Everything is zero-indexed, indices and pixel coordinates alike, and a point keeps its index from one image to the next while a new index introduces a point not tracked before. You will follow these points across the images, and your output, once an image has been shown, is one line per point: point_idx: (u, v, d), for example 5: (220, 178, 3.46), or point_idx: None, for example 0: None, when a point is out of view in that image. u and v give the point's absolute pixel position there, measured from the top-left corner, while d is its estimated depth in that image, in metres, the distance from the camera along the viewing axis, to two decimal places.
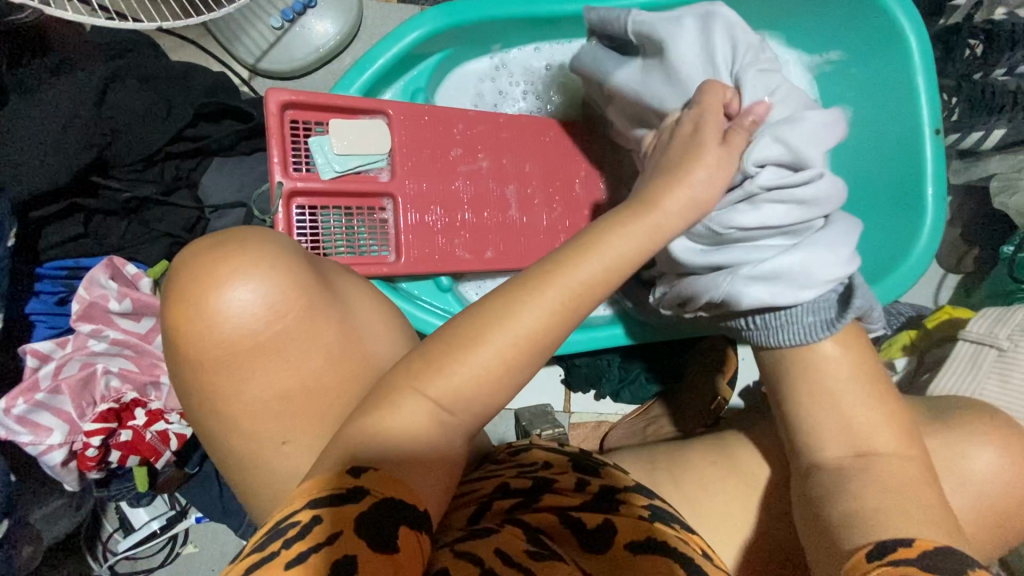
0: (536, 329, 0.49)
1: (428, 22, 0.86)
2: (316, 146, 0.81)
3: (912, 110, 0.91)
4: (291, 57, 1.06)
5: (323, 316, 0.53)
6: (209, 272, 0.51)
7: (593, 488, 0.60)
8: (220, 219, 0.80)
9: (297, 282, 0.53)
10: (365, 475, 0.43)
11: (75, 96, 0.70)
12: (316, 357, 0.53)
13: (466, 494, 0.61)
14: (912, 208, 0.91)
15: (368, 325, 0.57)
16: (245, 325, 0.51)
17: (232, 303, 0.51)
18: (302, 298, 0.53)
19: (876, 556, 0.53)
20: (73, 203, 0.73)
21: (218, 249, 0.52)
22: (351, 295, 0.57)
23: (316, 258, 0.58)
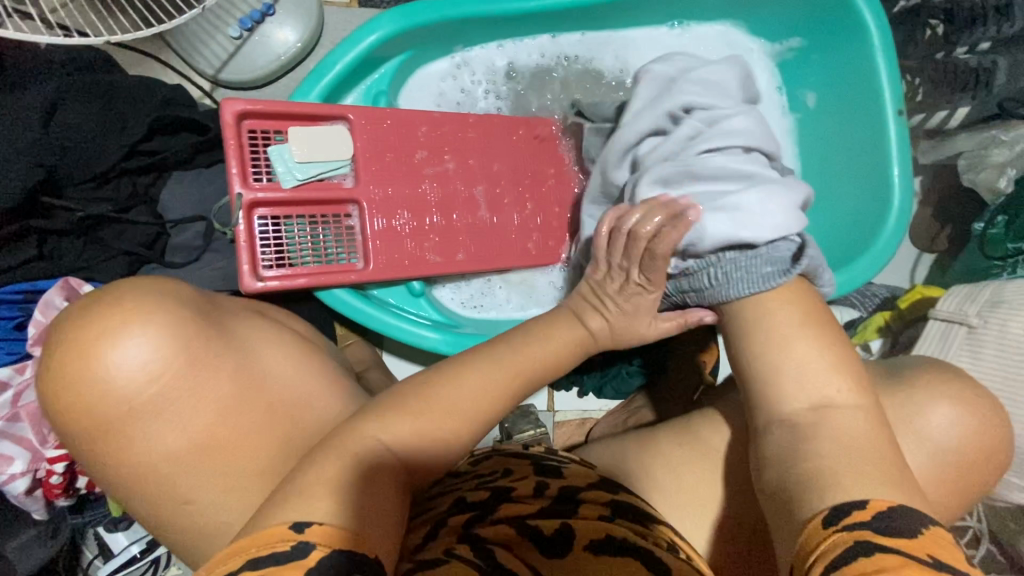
0: (484, 392, 0.57)
1: (384, 25, 0.85)
2: (276, 155, 0.79)
3: (873, 93, 0.91)
4: (252, 67, 1.04)
5: (218, 362, 0.54)
6: (93, 335, 0.50)
7: (552, 492, 0.60)
8: (180, 234, 0.78)
9: (188, 339, 0.53)
10: (308, 530, 0.42)
11: (20, 117, 0.69)
12: (211, 412, 0.53)
13: (423, 512, 0.61)
14: (874, 197, 0.91)
15: (272, 374, 0.57)
16: (129, 386, 0.50)
17: (120, 362, 0.50)
18: (192, 354, 0.53)
19: (830, 522, 0.48)
20: (24, 226, 0.70)
21: (98, 308, 0.52)
22: (253, 344, 0.58)
23: (218, 308, 0.59)
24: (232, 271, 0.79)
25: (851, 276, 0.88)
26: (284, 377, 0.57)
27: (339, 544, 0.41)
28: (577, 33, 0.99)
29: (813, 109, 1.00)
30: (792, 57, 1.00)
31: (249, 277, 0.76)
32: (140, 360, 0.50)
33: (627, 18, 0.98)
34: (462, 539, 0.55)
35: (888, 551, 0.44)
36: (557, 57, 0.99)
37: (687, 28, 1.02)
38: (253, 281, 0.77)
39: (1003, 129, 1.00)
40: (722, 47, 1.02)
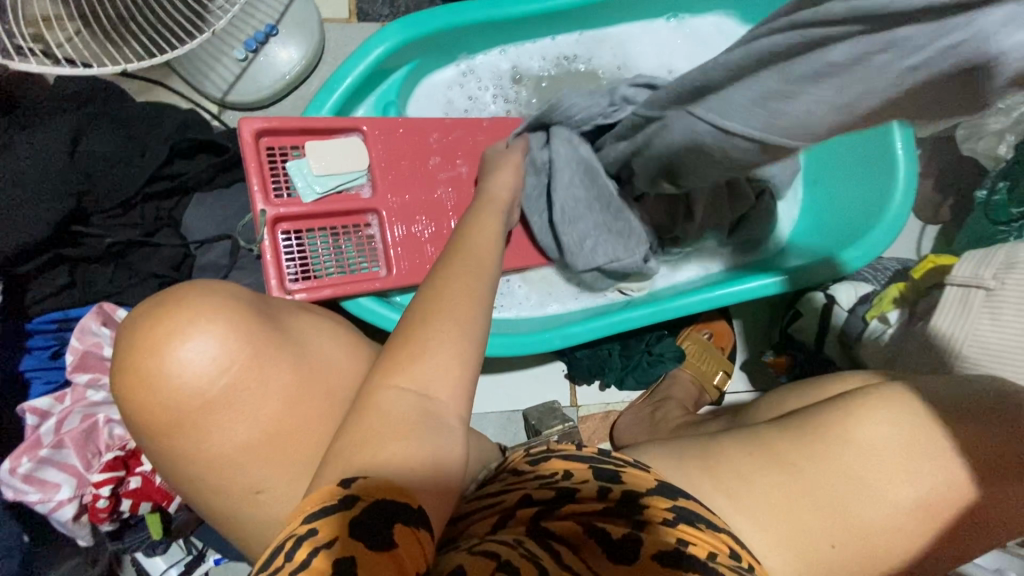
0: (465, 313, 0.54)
1: (391, 37, 0.87)
2: (295, 169, 0.81)
3: None
4: (258, 87, 1.06)
5: (277, 359, 0.54)
6: (157, 338, 0.51)
7: (614, 494, 0.62)
8: (206, 254, 0.80)
9: (245, 337, 0.53)
10: (353, 484, 0.43)
11: (48, 149, 0.70)
12: (275, 403, 0.54)
13: (487, 505, 0.61)
14: (881, 175, 0.94)
15: (329, 361, 0.58)
16: (198, 384, 0.51)
17: (187, 361, 0.51)
18: (251, 351, 0.53)
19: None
20: (56, 255, 0.72)
21: (162, 310, 0.52)
22: (306, 336, 0.59)
23: (271, 306, 0.59)
24: (259, 287, 0.80)
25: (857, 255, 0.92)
26: (340, 365, 0.59)
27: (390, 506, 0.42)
28: (576, 33, 1.01)
29: None
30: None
31: (278, 291, 0.77)
32: (207, 360, 0.51)
33: (624, 15, 1.00)
34: (534, 537, 0.56)
35: None
36: (559, 57, 1.01)
37: (682, 21, 1.04)
38: (281, 295, 0.78)
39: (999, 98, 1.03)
40: (717, 37, 1.04)
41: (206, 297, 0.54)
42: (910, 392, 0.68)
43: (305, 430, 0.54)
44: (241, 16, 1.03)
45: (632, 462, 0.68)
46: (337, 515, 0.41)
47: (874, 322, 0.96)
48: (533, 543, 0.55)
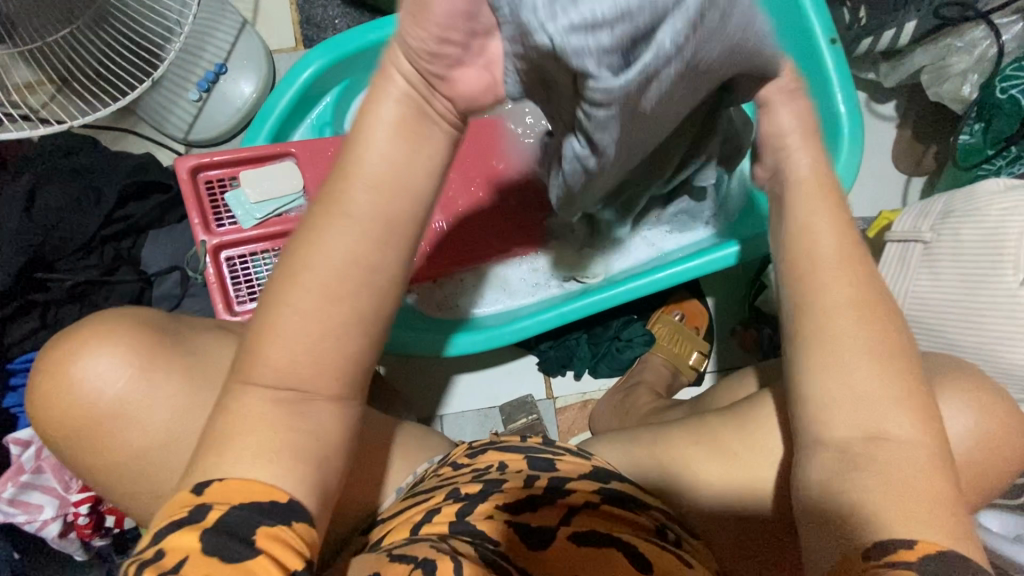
0: (357, 248, 0.43)
1: (313, 61, 0.91)
2: (233, 200, 0.86)
3: (804, 27, 0.90)
4: (216, 123, 1.13)
5: (161, 369, 0.59)
6: (61, 363, 0.57)
7: (541, 483, 0.62)
8: (160, 285, 0.86)
9: (124, 351, 0.59)
10: (205, 492, 0.41)
11: (6, 207, 0.78)
12: (161, 413, 0.59)
13: (420, 502, 0.63)
14: (827, 135, 0.90)
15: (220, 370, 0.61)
16: (83, 403, 0.58)
17: (92, 381, 0.58)
18: (131, 362, 0.58)
19: (873, 556, 0.43)
20: (26, 300, 0.80)
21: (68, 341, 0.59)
22: (204, 350, 0.63)
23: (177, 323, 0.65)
24: (210, 311, 0.86)
25: None
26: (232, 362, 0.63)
27: (262, 528, 0.40)
28: None
29: None
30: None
31: (224, 312, 0.82)
32: (111, 379, 0.58)
33: None
34: (460, 537, 0.56)
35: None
36: None
37: None
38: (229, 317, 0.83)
39: (957, 35, 0.96)
40: None
41: (110, 323, 0.61)
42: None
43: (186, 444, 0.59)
44: (192, 59, 1.09)
45: (571, 450, 0.69)
46: (186, 530, 0.39)
47: None
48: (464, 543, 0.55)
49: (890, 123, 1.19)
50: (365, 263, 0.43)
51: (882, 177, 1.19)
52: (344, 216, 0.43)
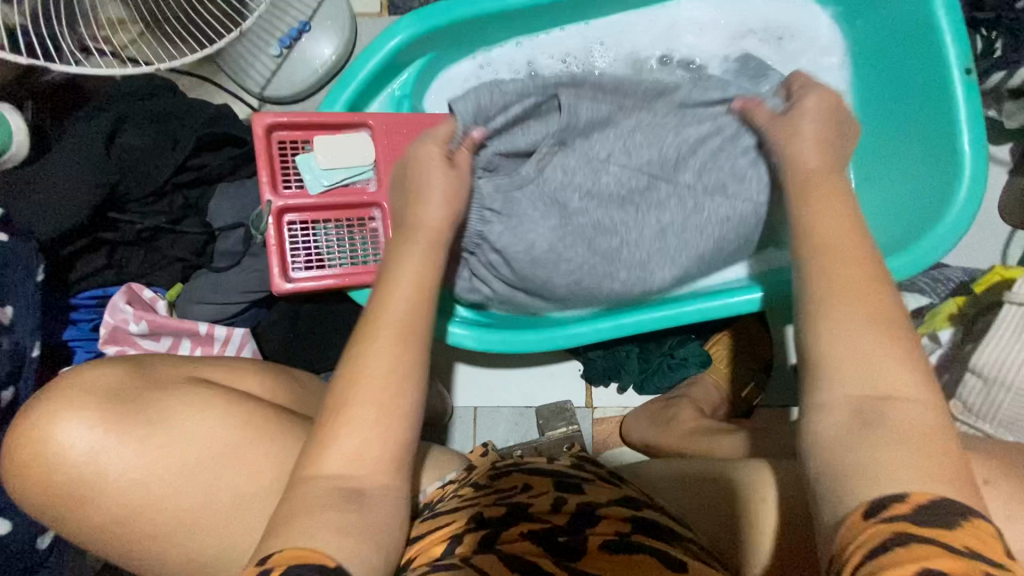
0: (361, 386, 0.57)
1: (404, 29, 0.88)
2: (303, 164, 0.85)
3: (936, 60, 0.84)
4: (293, 82, 1.11)
5: (128, 431, 0.60)
6: (36, 429, 0.59)
7: (571, 507, 0.63)
8: (223, 241, 0.84)
9: (93, 414, 0.60)
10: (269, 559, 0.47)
11: (88, 141, 0.77)
12: (133, 464, 0.59)
13: (442, 523, 0.64)
14: (945, 171, 0.83)
15: (191, 432, 0.62)
16: (61, 463, 0.58)
17: (61, 444, 0.58)
18: (101, 424, 0.59)
19: (871, 515, 0.44)
20: (96, 238, 0.80)
21: (48, 400, 0.60)
22: (175, 409, 0.62)
23: (157, 374, 0.66)
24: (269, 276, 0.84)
25: (907, 263, 0.80)
26: (202, 434, 0.62)
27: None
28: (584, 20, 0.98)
29: (848, 86, 0.97)
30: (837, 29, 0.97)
31: (278, 280, 0.81)
32: (80, 439, 0.59)
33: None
34: (480, 556, 0.57)
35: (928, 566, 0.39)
36: (573, 50, 0.99)
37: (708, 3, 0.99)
38: (283, 283, 0.82)
39: None
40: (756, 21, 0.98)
41: (86, 377, 0.63)
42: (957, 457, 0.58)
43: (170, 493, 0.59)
44: (278, 14, 1.08)
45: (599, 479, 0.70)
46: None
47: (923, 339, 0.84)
48: (486, 558, 0.56)
49: (1003, 168, 1.10)
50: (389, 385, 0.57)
51: (981, 224, 1.11)
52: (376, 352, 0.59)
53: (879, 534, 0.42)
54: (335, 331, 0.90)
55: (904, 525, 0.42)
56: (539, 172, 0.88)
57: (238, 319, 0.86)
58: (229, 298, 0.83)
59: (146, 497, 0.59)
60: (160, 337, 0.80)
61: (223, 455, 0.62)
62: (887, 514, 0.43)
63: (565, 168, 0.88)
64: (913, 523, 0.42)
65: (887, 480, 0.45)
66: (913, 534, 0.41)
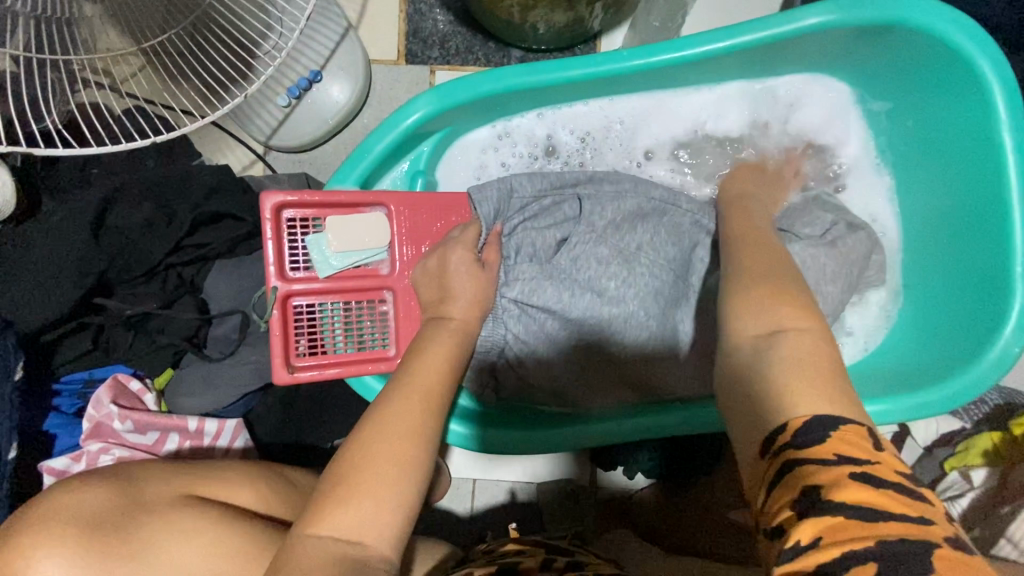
0: (392, 438, 0.58)
1: (424, 105, 0.81)
2: (313, 243, 0.78)
3: (994, 178, 0.77)
4: (301, 132, 1.05)
5: (118, 566, 0.60)
6: (15, 566, 0.57)
7: (559, 564, 0.72)
8: (218, 327, 0.80)
9: (80, 550, 0.58)
10: None
11: (74, 222, 0.71)
12: None
13: None
14: (992, 298, 0.78)
15: (180, 563, 0.62)
16: None
17: None
18: (88, 562, 0.58)
19: (768, 450, 0.42)
20: (82, 322, 0.74)
21: (29, 531, 0.58)
22: (166, 539, 0.62)
23: (149, 488, 0.66)
24: (266, 365, 0.79)
25: (948, 395, 0.76)
26: (189, 565, 0.63)
27: None
28: (617, 95, 0.92)
29: (892, 182, 0.91)
30: (880, 122, 0.91)
31: (280, 370, 0.75)
32: None
33: (680, 77, 0.90)
34: None
35: (822, 468, 0.38)
36: (600, 127, 0.93)
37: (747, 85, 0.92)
38: (286, 373, 0.76)
39: None
40: (798, 108, 0.92)
41: (68, 502, 0.60)
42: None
43: None
44: (289, 61, 1.01)
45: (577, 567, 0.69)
46: None
47: (953, 474, 0.81)
48: None
49: None
50: (413, 435, 0.59)
51: None
52: (402, 405, 0.61)
53: (777, 464, 0.40)
54: (332, 417, 0.86)
55: (796, 451, 0.40)
56: (568, 261, 0.82)
57: (229, 408, 0.81)
58: (224, 391, 0.79)
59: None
60: (148, 431, 0.75)
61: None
62: (782, 441, 0.41)
63: (596, 257, 0.81)
64: (800, 447, 0.40)
65: (809, 397, 0.42)
66: (802, 458, 0.39)
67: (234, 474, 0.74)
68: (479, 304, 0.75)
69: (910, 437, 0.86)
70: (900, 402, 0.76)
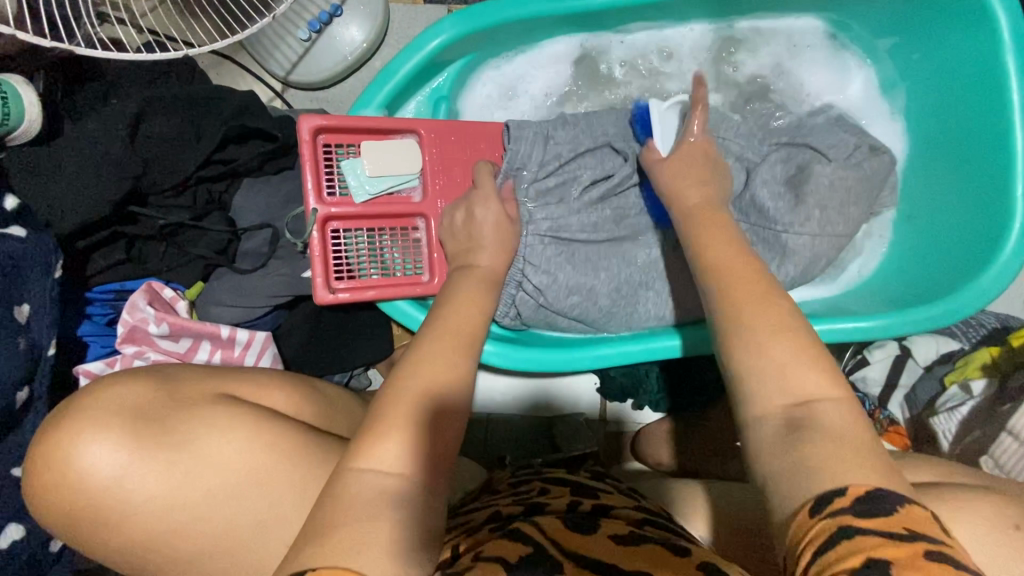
0: (432, 364, 0.61)
1: (449, 29, 0.83)
2: (349, 168, 0.80)
3: (999, 102, 0.80)
4: (320, 68, 1.06)
5: (158, 456, 0.59)
6: (58, 451, 0.57)
7: (586, 506, 0.71)
8: (248, 241, 0.82)
9: (123, 436, 0.59)
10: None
11: (110, 129, 0.73)
12: (157, 493, 0.59)
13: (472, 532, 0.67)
14: (993, 219, 0.81)
15: (216, 459, 0.61)
16: (89, 487, 0.57)
17: (86, 469, 0.57)
18: (131, 449, 0.59)
19: (818, 510, 0.43)
20: (116, 231, 0.76)
21: (73, 418, 0.59)
22: (202, 432, 0.62)
23: (182, 388, 0.65)
24: (295, 279, 0.81)
25: (949, 310, 0.80)
26: (226, 463, 0.61)
27: None
28: (635, 29, 0.94)
29: (894, 119, 0.94)
30: (883, 61, 0.94)
31: (322, 289, 0.78)
32: (106, 465, 0.58)
33: (696, 12, 0.92)
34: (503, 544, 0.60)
35: (872, 537, 0.39)
36: (619, 61, 0.96)
37: (760, 22, 0.95)
38: (325, 294, 0.78)
39: None
40: (809, 45, 0.95)
41: (97, 400, 0.60)
42: (1000, 518, 0.60)
43: (193, 523, 0.60)
44: None
45: (619, 517, 0.68)
46: None
47: (952, 387, 0.85)
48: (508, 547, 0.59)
49: None
50: (455, 355, 0.63)
51: None
52: (442, 338, 0.65)
53: (827, 530, 0.41)
54: (355, 337, 0.88)
55: (847, 519, 0.41)
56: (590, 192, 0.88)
57: (259, 321, 0.85)
58: (255, 302, 0.81)
59: (173, 521, 0.59)
60: (181, 338, 0.78)
61: (247, 478, 0.62)
62: (832, 509, 0.42)
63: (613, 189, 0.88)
64: (851, 515, 0.41)
65: (838, 473, 0.45)
66: (855, 526, 0.40)
67: (265, 386, 0.71)
68: (506, 219, 0.78)
69: (911, 358, 0.90)
70: (903, 316, 0.80)
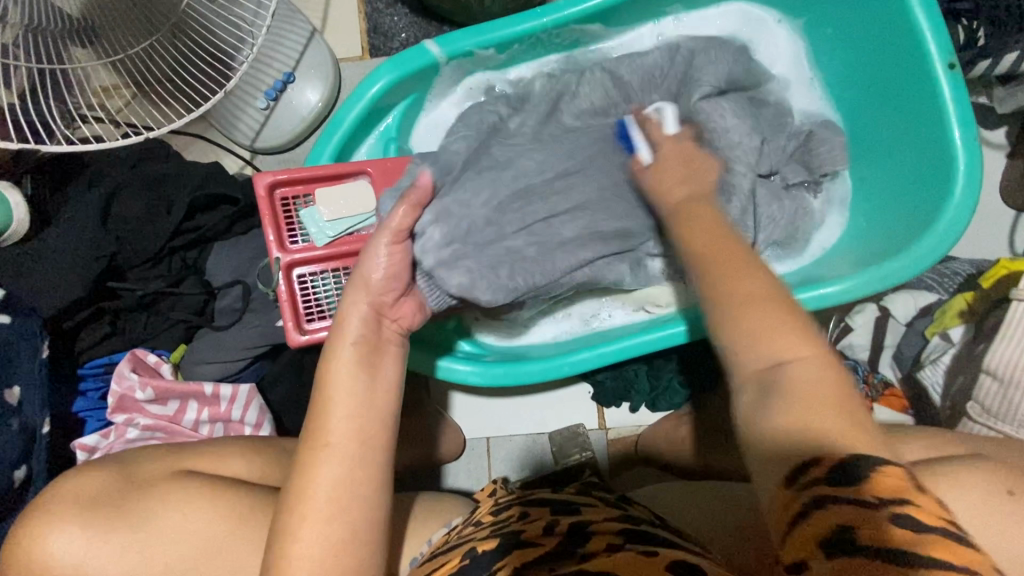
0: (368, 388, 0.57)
1: (383, 76, 0.89)
2: (307, 217, 0.84)
3: (917, 57, 0.82)
4: (282, 132, 1.13)
5: (120, 534, 0.62)
6: (31, 537, 0.62)
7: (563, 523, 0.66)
8: (223, 299, 0.86)
9: (86, 519, 0.63)
10: None
11: (83, 218, 0.78)
12: (124, 569, 0.62)
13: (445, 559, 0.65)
14: (939, 167, 0.82)
15: (177, 526, 0.64)
16: (65, 569, 0.62)
17: (55, 554, 0.62)
18: (94, 532, 0.62)
19: (810, 508, 0.43)
20: (98, 308, 0.81)
21: (40, 514, 0.63)
22: (157, 507, 0.64)
23: (137, 467, 0.67)
24: (269, 330, 0.85)
25: (908, 263, 0.79)
26: (189, 527, 0.64)
27: None
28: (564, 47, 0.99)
29: (826, 88, 0.97)
30: (804, 37, 0.97)
31: (294, 332, 0.81)
32: (70, 549, 0.62)
33: (619, 21, 0.97)
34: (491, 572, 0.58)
35: (875, 540, 0.40)
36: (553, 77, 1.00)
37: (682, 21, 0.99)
38: (298, 336, 0.81)
39: None
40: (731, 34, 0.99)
41: (67, 487, 0.64)
42: (985, 479, 0.59)
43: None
44: (262, 67, 1.09)
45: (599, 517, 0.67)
46: None
47: (934, 339, 0.85)
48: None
49: (1002, 152, 1.07)
50: None
51: (986, 212, 1.07)
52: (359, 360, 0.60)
53: (823, 521, 0.42)
54: None
55: (854, 520, 0.41)
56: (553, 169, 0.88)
57: (243, 374, 0.88)
58: (236, 356, 0.85)
59: None
60: (167, 401, 0.82)
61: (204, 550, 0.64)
62: (831, 503, 0.42)
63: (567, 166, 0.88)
64: (848, 504, 0.42)
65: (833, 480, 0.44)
66: (850, 519, 0.41)
67: (235, 441, 0.73)
68: None
69: (891, 317, 0.88)
70: (864, 277, 0.79)
